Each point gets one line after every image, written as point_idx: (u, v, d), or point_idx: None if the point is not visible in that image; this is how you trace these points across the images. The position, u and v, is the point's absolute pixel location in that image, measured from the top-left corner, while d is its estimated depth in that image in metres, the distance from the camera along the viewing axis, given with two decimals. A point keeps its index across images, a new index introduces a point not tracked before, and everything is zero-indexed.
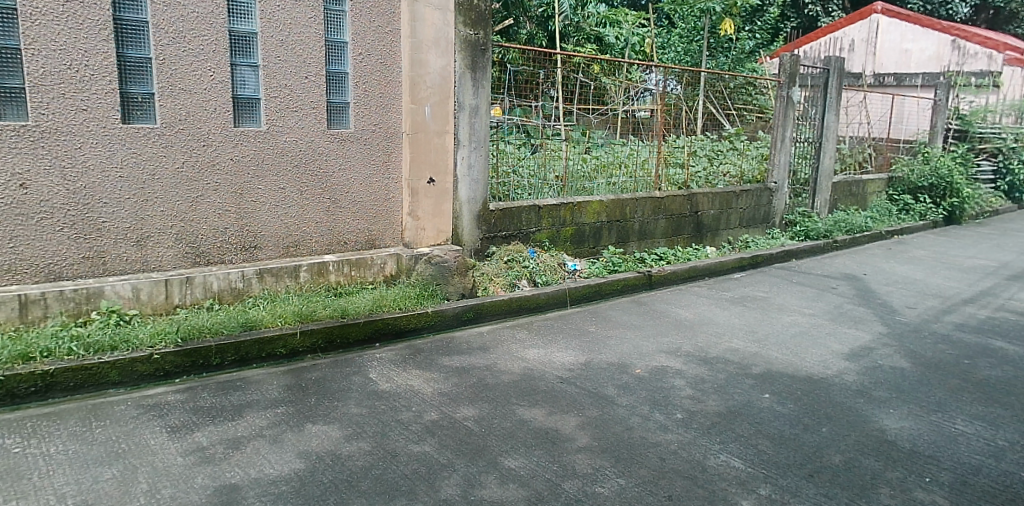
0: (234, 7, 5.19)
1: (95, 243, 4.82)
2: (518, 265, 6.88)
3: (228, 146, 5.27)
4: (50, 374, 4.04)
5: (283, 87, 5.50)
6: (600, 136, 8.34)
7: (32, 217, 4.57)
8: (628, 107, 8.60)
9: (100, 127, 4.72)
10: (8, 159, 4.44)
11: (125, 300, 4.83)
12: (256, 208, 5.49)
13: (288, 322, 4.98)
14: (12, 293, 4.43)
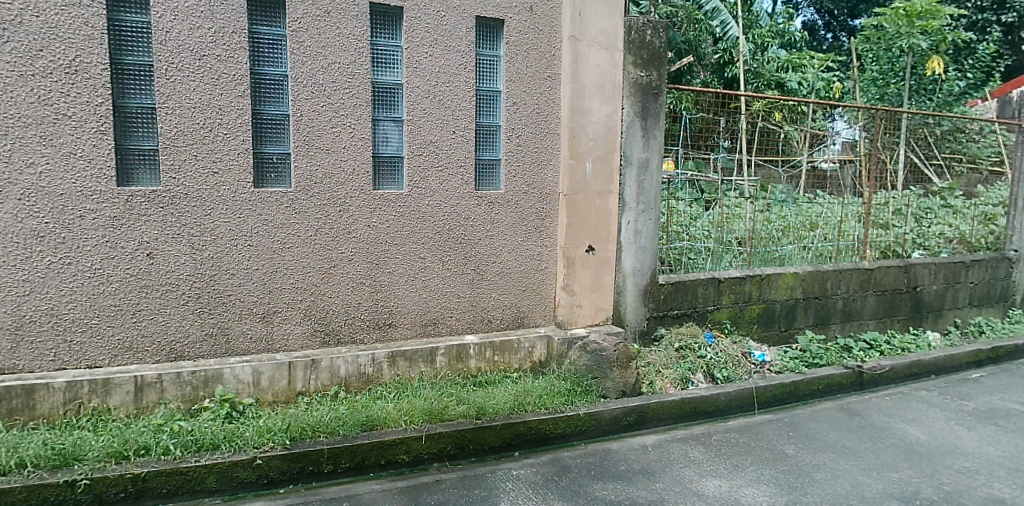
0: (379, 57, 4.63)
1: (219, 317, 4.14)
2: (692, 354, 5.69)
3: (366, 212, 4.56)
4: (143, 478, 3.39)
5: (429, 143, 4.81)
6: (782, 191, 6.88)
7: (156, 290, 3.95)
8: (811, 159, 7.05)
9: (230, 191, 4.08)
10: (135, 227, 3.84)
11: (243, 386, 4.11)
12: (393, 280, 4.71)
13: (414, 421, 4.13)
14: (127, 376, 3.81)
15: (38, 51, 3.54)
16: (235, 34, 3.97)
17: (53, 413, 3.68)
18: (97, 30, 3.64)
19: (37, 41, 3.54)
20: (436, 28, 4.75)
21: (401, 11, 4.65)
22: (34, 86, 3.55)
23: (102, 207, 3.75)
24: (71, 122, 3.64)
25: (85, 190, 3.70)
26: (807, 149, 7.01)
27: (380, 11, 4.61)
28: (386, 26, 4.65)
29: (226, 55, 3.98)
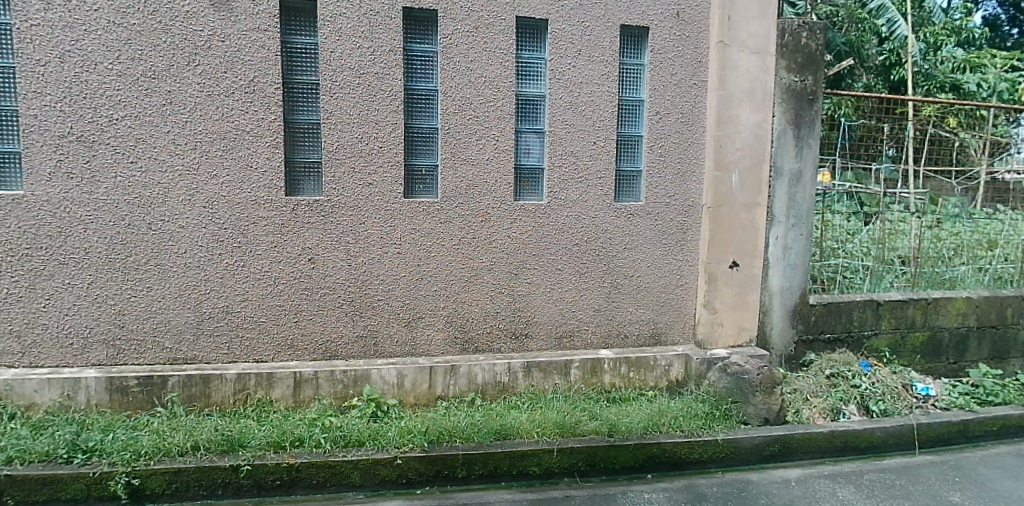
0: (524, 69, 4.70)
1: (370, 321, 4.24)
2: (845, 382, 5.26)
3: (507, 221, 4.62)
4: (296, 468, 3.50)
5: (569, 154, 4.80)
6: (954, 204, 6.05)
7: (316, 292, 4.08)
8: (992, 169, 6.09)
9: (383, 201, 4.22)
10: (301, 233, 4.02)
11: (388, 387, 4.19)
12: (531, 290, 4.72)
13: (547, 434, 4.11)
14: (288, 371, 3.94)
15: (222, 73, 3.76)
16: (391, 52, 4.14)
17: (224, 402, 3.83)
18: (273, 52, 3.82)
19: (222, 63, 3.75)
20: (580, 39, 4.74)
21: (546, 23, 4.68)
22: (219, 105, 3.77)
23: (272, 214, 3.93)
24: (249, 137, 3.84)
25: (258, 200, 3.89)
26: (987, 158, 6.06)
27: (524, 24, 4.67)
28: (531, 39, 4.70)
29: (383, 72, 4.17)
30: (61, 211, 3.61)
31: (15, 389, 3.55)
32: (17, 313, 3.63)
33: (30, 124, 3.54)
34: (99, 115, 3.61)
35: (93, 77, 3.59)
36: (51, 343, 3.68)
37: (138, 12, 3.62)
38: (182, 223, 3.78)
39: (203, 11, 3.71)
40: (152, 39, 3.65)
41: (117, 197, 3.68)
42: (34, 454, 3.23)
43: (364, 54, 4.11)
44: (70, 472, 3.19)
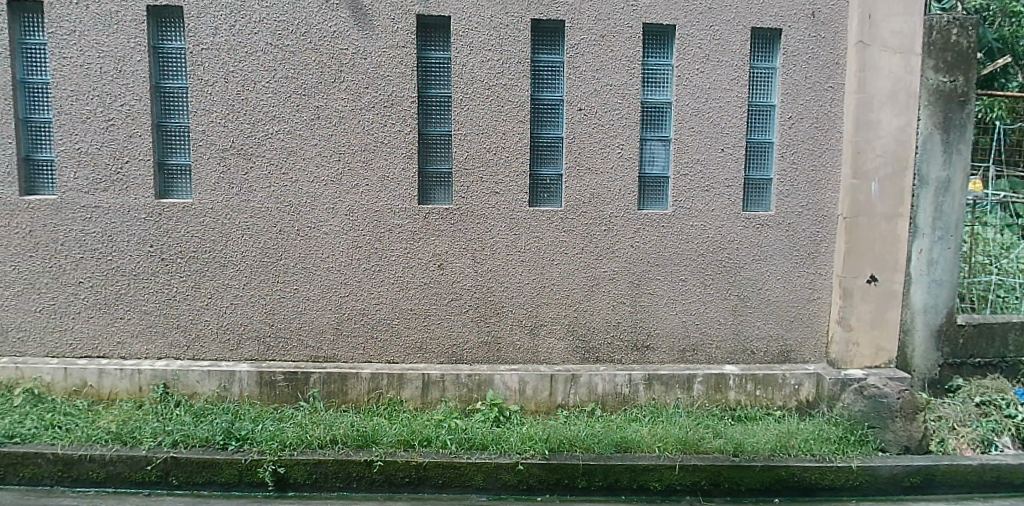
0: (649, 76, 4.56)
1: (494, 327, 4.30)
2: (998, 412, 4.64)
3: (630, 231, 4.51)
4: (424, 467, 3.58)
5: (695, 163, 4.59)
6: None
7: (444, 298, 4.21)
8: None
9: (509, 210, 4.29)
10: (432, 240, 4.17)
11: (510, 393, 4.23)
12: (653, 301, 4.58)
13: (668, 449, 3.98)
14: (418, 372, 4.06)
15: (365, 89, 3.99)
16: (520, 64, 4.21)
17: (359, 399, 3.97)
18: (410, 68, 4.01)
19: (365, 79, 3.98)
20: (708, 43, 4.52)
21: (674, 29, 4.51)
22: (361, 119, 3.99)
23: (406, 221, 4.11)
24: (387, 150, 4.04)
25: (394, 208, 4.08)
26: None
27: (652, 30, 4.51)
28: (658, 45, 4.55)
29: (512, 84, 4.25)
30: (223, 217, 3.89)
31: (182, 379, 3.79)
32: (184, 311, 3.90)
33: (200, 139, 3.86)
34: (256, 130, 3.90)
35: (253, 96, 3.89)
36: (211, 338, 3.93)
37: (292, 35, 3.90)
38: (325, 230, 4.00)
39: (349, 31, 3.95)
40: (303, 59, 3.91)
41: (271, 205, 3.93)
42: (197, 438, 3.37)
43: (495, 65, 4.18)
44: (226, 457, 3.32)
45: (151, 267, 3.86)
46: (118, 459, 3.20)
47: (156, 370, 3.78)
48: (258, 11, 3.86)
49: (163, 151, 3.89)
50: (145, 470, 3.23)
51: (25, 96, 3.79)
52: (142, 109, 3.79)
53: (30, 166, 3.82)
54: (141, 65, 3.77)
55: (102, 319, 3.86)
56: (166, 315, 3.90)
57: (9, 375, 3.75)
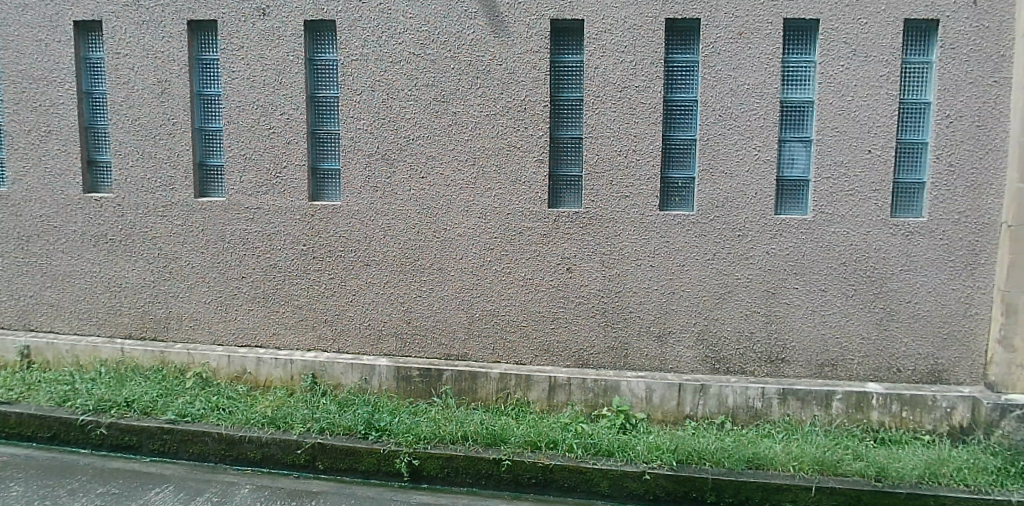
0: (789, 73, 4.08)
1: (621, 333, 4.21)
2: None
3: (766, 237, 4.10)
4: (550, 469, 3.51)
5: (839, 165, 4.04)
6: None
7: (571, 301, 4.19)
8: None
9: (639, 214, 4.14)
10: (560, 244, 4.15)
11: (636, 401, 4.10)
12: (790, 313, 4.16)
13: (803, 469, 3.55)
14: (544, 374, 4.07)
15: (499, 94, 4.06)
16: (651, 65, 4.04)
17: (488, 398, 4.05)
18: (543, 72, 4.04)
19: (499, 85, 4.05)
20: (855, 38, 3.95)
21: (816, 23, 4.00)
22: (495, 123, 4.07)
23: (537, 224, 4.13)
24: (519, 153, 4.09)
25: (526, 211, 4.12)
26: None
27: (793, 26, 4.04)
28: (796, 40, 4.06)
29: (644, 85, 4.09)
30: (367, 219, 4.11)
31: (328, 370, 4.04)
32: (331, 307, 4.16)
33: (349, 145, 4.09)
34: (400, 136, 4.09)
35: (396, 103, 4.07)
36: (356, 332, 4.17)
37: (432, 44, 4.04)
38: (461, 231, 4.13)
39: (485, 38, 4.03)
40: (442, 67, 4.04)
41: (410, 208, 4.11)
42: (339, 427, 3.55)
43: (627, 67, 4.06)
44: (366, 446, 3.47)
45: (302, 264, 4.14)
46: (272, 442, 3.42)
47: (306, 360, 4.05)
48: (402, 22, 4.02)
49: (315, 156, 4.15)
50: (296, 453, 3.43)
51: (199, 107, 4.16)
52: (297, 117, 4.06)
53: (203, 170, 4.20)
54: (298, 76, 4.04)
55: (261, 311, 4.19)
56: (315, 309, 4.16)
57: (181, 358, 4.12)
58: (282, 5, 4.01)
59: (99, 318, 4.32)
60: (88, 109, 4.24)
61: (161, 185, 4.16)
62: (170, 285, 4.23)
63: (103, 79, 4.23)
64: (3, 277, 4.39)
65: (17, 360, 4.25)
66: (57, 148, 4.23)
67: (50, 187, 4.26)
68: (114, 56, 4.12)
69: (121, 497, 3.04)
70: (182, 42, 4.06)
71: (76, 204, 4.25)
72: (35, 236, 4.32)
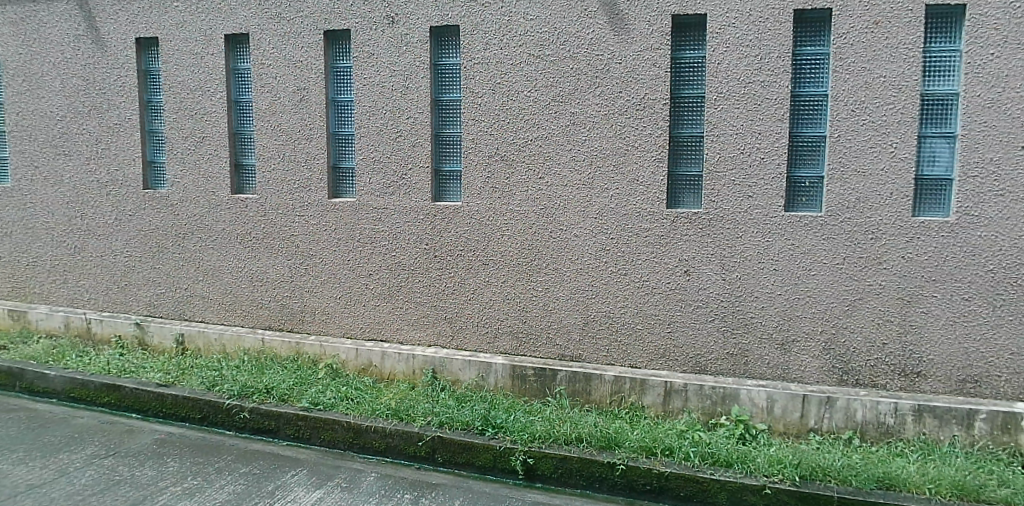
0: (930, 64, 3.72)
1: (742, 339, 4.04)
2: None
3: (902, 241, 3.77)
4: (665, 477, 3.38)
5: (989, 162, 3.63)
6: None
7: (689, 304, 4.07)
8: None
9: (762, 215, 3.93)
10: (678, 245, 4.04)
11: (757, 411, 3.92)
12: (927, 323, 3.80)
13: (942, 493, 3.21)
14: (659, 379, 3.99)
15: (618, 93, 4.00)
16: (779, 59, 3.81)
17: (602, 400, 4.01)
18: (663, 70, 3.94)
19: (619, 83, 3.99)
20: (1009, 22, 3.54)
21: (964, 8, 3.63)
22: (614, 123, 4.03)
23: (655, 224, 4.05)
24: (637, 153, 4.03)
25: (644, 211, 4.04)
26: None
27: (936, 12, 3.69)
28: (941, 27, 3.70)
29: (768, 80, 3.86)
30: (486, 219, 4.18)
31: (447, 366, 4.15)
32: (451, 304, 4.28)
33: (470, 147, 4.18)
34: (519, 137, 4.13)
35: (516, 105, 4.12)
36: (473, 330, 4.27)
37: (552, 44, 4.04)
38: (578, 232, 4.12)
39: (604, 37, 3.99)
40: (561, 67, 4.04)
41: (528, 208, 4.15)
42: (458, 421, 3.63)
43: (751, 61, 3.85)
44: (483, 442, 3.52)
45: (425, 262, 4.28)
46: (396, 433, 3.55)
47: (427, 355, 4.18)
48: (523, 24, 4.06)
49: (438, 158, 4.28)
50: (417, 445, 3.54)
51: (334, 112, 4.38)
52: (422, 121, 4.21)
53: (336, 173, 4.43)
54: (424, 81, 4.19)
55: (386, 307, 4.37)
56: (435, 306, 4.30)
57: (314, 349, 4.36)
58: (410, 13, 4.16)
59: (242, 310, 4.66)
60: (236, 117, 4.58)
61: (298, 187, 4.42)
62: (304, 280, 4.50)
63: (249, 88, 4.54)
64: (163, 271, 4.83)
65: (173, 347, 4.66)
66: (209, 153, 4.59)
67: (203, 188, 4.63)
68: (258, 66, 4.41)
69: (260, 477, 3.26)
70: (319, 51, 4.29)
71: (224, 204, 4.60)
72: (190, 233, 4.71)
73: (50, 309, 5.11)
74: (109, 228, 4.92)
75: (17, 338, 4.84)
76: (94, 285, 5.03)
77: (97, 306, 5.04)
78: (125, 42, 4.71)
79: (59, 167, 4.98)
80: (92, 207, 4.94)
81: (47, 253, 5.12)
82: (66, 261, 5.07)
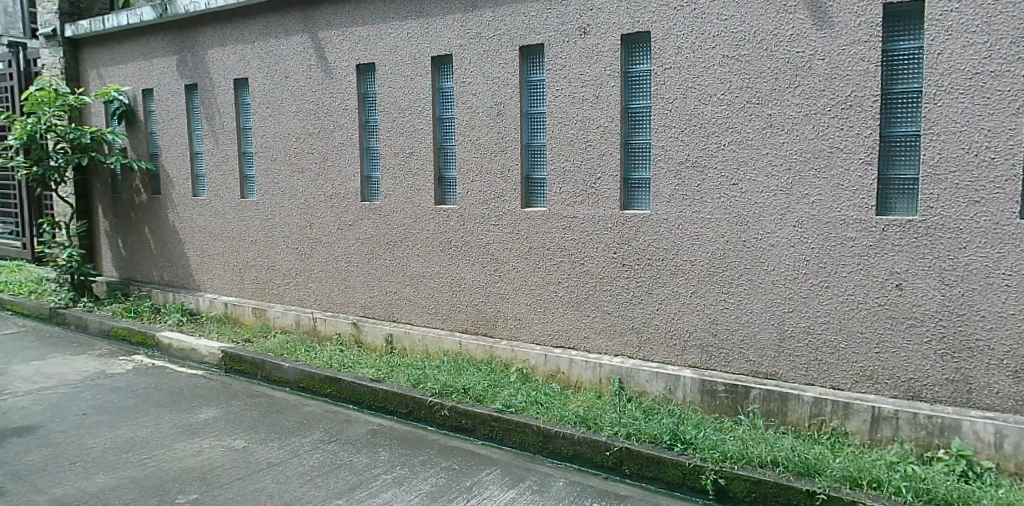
0: None
1: (965, 364, 3.42)
2: None
3: None
4: None
5: None
6: None
7: (899, 324, 3.57)
8: None
9: (991, 223, 3.32)
10: (889, 255, 3.56)
11: (985, 446, 3.30)
12: None
13: None
14: (866, 404, 3.57)
15: (821, 91, 3.65)
16: (1013, 44, 3.20)
17: (799, 423, 3.73)
18: (874, 64, 3.51)
19: (822, 81, 3.64)
20: None
21: None
22: (815, 124, 3.68)
23: (862, 234, 3.62)
24: (843, 155, 3.64)
25: (848, 219, 3.64)
26: None
27: None
28: None
29: (1000, 69, 3.24)
30: (676, 228, 4.10)
31: (634, 376, 4.15)
32: (638, 313, 4.26)
33: (660, 153, 4.11)
34: (711, 142, 3.97)
35: (708, 108, 3.96)
36: (661, 342, 4.21)
37: (748, 44, 3.81)
38: (774, 241, 3.86)
39: (806, 32, 3.66)
40: (757, 67, 3.80)
41: (720, 216, 3.98)
42: (646, 434, 3.56)
43: (979, 47, 3.27)
44: (672, 457, 3.40)
45: (613, 270, 4.30)
46: (584, 441, 3.59)
47: (613, 365, 4.21)
48: (716, 25, 3.88)
49: (628, 166, 4.26)
50: (604, 454, 3.54)
51: (528, 124, 4.54)
52: (613, 129, 4.22)
53: (528, 183, 4.58)
54: (615, 90, 4.20)
55: (574, 314, 4.46)
56: (622, 315, 4.31)
57: (506, 354, 4.58)
58: (601, 22, 4.19)
59: (443, 313, 5.00)
60: (440, 133, 4.90)
61: (494, 197, 4.64)
62: (497, 286, 4.72)
63: (452, 105, 4.83)
64: (376, 275, 5.29)
65: (383, 345, 5.12)
66: (417, 167, 4.97)
67: (411, 200, 5.02)
68: (461, 84, 4.70)
69: (460, 473, 3.46)
70: (515, 67, 4.48)
71: (428, 214, 4.95)
72: (399, 241, 5.13)
73: (284, 307, 5.81)
74: (331, 235, 5.49)
75: (259, 332, 5.57)
76: (319, 287, 5.64)
77: (321, 306, 5.64)
78: (345, 68, 5.23)
79: (293, 182, 5.66)
80: (318, 217, 5.55)
81: (281, 257, 5.83)
82: (297, 265, 5.74)
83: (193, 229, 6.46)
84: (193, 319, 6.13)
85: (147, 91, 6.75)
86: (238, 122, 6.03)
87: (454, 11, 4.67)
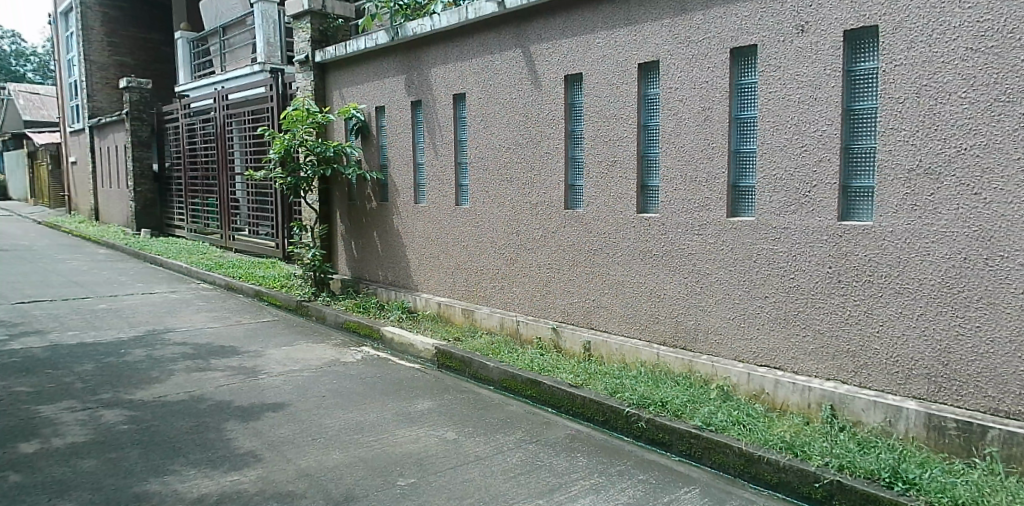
0: None
1: None
2: None
3: None
4: None
5: None
6: None
7: None
8: None
9: None
10: None
11: None
12: None
13: None
14: None
15: None
16: None
17: None
18: None
19: None
20: None
21: None
22: None
23: None
24: None
25: None
26: None
27: None
28: None
29: None
30: (901, 242, 3.71)
31: (848, 404, 3.87)
32: (854, 335, 3.95)
33: (886, 160, 3.75)
34: (948, 146, 3.52)
35: (946, 109, 3.51)
36: (880, 368, 3.86)
37: (997, 34, 3.32)
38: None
39: None
40: (1009, 60, 3.29)
41: (957, 229, 3.51)
42: (860, 469, 3.26)
43: None
44: (890, 496, 3.06)
45: (826, 287, 4.02)
46: (790, 469, 3.40)
47: (824, 390, 3.96)
48: (958, 15, 3.43)
49: (847, 173, 3.94)
50: (813, 486, 3.31)
51: (736, 129, 4.39)
52: (831, 132, 3.92)
53: (736, 191, 4.43)
54: (834, 91, 3.89)
55: (780, 332, 4.25)
56: (836, 337, 4.02)
57: (706, 369, 4.50)
58: (822, 19, 3.89)
59: (642, 324, 5.00)
60: (643, 140, 4.87)
61: (697, 206, 4.55)
62: (698, 299, 4.63)
63: (657, 112, 4.77)
64: (577, 281, 5.41)
65: (582, 352, 5.26)
66: (620, 174, 4.99)
67: (613, 208, 5.06)
68: (667, 91, 4.64)
69: (657, 488, 3.45)
70: (725, 70, 4.33)
71: (631, 222, 4.96)
72: (600, 250, 5.20)
73: (490, 310, 6.16)
74: (534, 242, 5.70)
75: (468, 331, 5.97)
76: (520, 290, 5.89)
77: (523, 309, 5.89)
78: (550, 75, 5.38)
79: (501, 190, 5.94)
80: (522, 223, 5.78)
81: (488, 261, 6.16)
82: (502, 269, 6.02)
83: (410, 231, 7.04)
84: (411, 316, 6.71)
85: (379, 109, 7.37)
86: (456, 135, 6.40)
87: (662, 15, 4.61)
